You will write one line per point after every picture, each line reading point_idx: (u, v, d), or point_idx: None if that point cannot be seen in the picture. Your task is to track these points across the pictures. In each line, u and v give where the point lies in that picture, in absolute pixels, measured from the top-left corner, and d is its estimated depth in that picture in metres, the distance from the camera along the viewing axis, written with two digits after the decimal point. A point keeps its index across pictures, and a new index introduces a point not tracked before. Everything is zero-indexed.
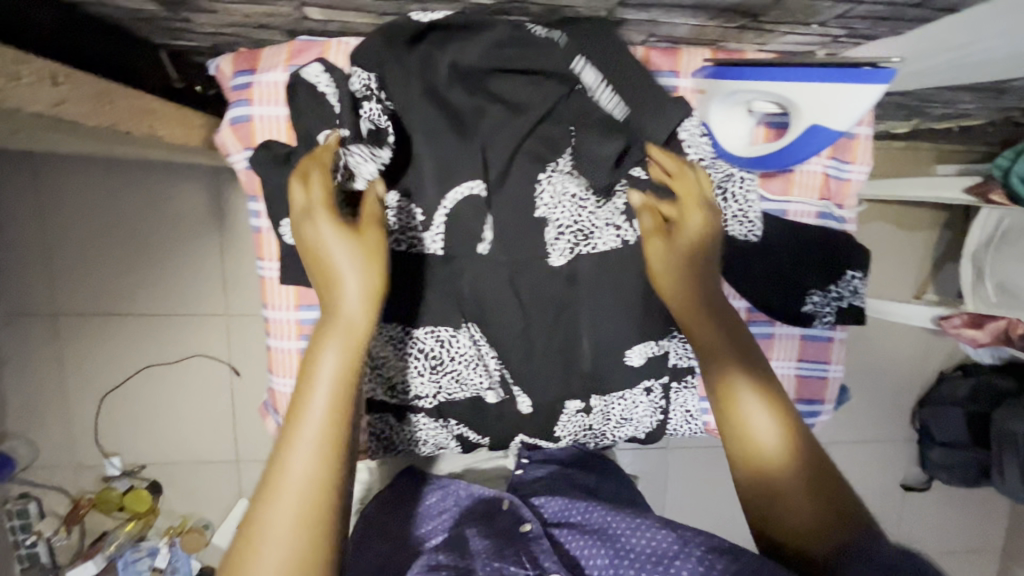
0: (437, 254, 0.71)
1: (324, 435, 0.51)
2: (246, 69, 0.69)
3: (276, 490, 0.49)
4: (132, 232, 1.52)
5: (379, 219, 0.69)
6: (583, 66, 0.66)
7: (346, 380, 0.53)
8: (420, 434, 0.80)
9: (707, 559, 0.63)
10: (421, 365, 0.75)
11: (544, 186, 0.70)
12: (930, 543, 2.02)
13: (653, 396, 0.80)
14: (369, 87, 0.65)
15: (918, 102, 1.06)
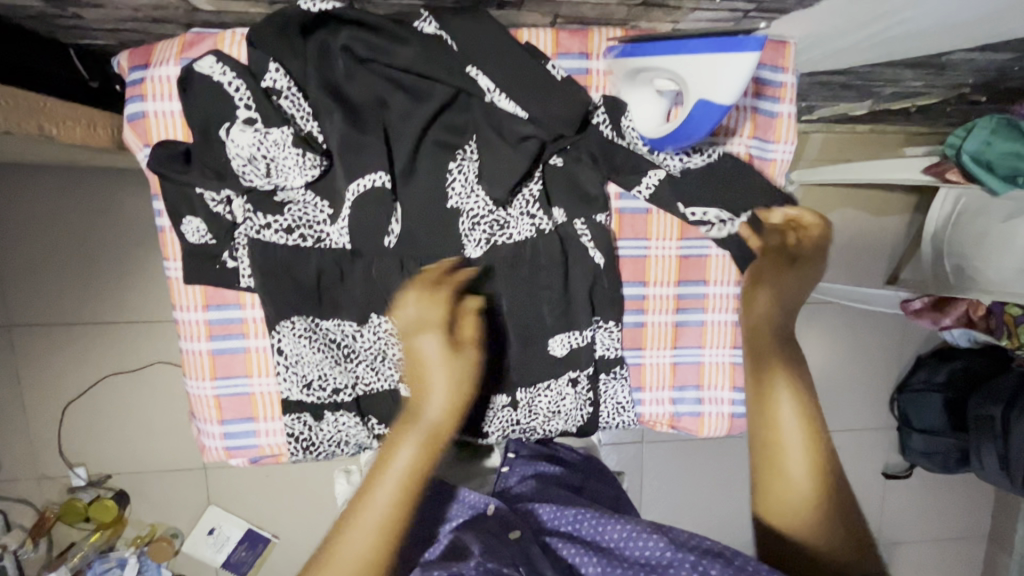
0: (344, 247, 0.69)
1: (400, 499, 0.60)
2: (140, 64, 0.67)
3: (366, 511, 0.60)
4: (86, 240, 1.51)
5: (283, 212, 0.68)
6: (477, 72, 0.65)
7: (425, 457, 0.62)
8: (336, 435, 0.75)
9: (702, 564, 0.63)
10: (335, 356, 0.73)
11: (455, 174, 0.68)
12: (914, 531, 2.00)
13: (579, 388, 0.76)
14: (280, 79, 0.64)
15: (863, 81, 1.03)
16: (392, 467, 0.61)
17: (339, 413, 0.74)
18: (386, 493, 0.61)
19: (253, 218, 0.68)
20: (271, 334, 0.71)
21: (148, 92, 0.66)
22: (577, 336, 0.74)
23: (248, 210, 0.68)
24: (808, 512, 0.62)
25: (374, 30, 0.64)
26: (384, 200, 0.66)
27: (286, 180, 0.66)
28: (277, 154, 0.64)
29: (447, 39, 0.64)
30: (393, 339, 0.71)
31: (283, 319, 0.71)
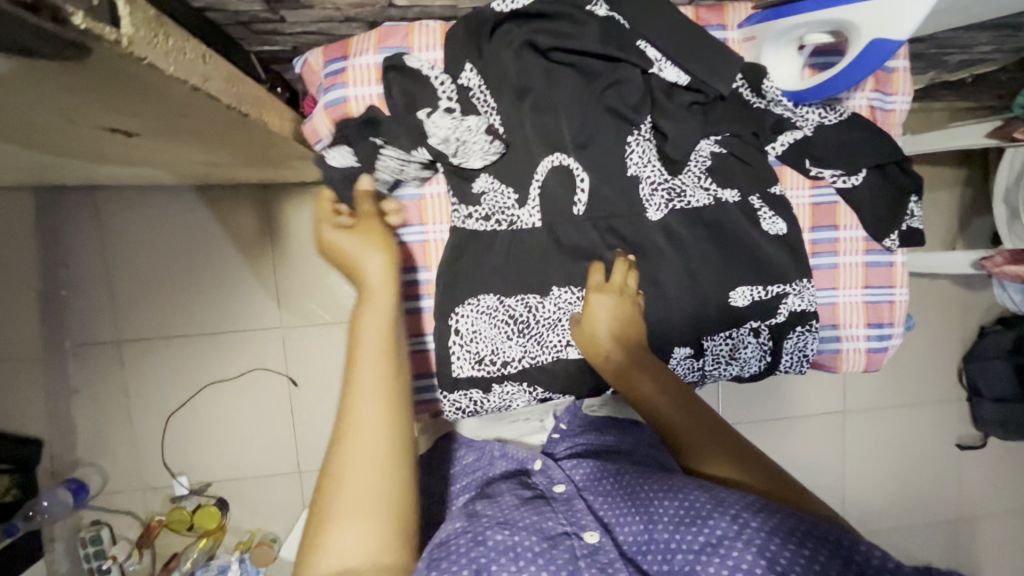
0: (534, 226, 0.79)
1: (381, 403, 0.55)
2: (339, 57, 0.76)
3: (356, 420, 0.54)
4: (193, 256, 1.61)
5: (480, 203, 0.77)
6: (646, 45, 0.75)
7: (383, 329, 0.58)
8: (500, 404, 0.82)
9: (742, 517, 0.56)
10: (509, 331, 0.79)
11: (633, 146, 0.79)
12: (990, 501, 2.01)
13: (761, 338, 0.85)
14: (474, 75, 0.74)
15: (937, 49, 1.12)
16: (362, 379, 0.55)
17: (506, 383, 0.81)
18: (369, 412, 0.54)
19: (456, 210, 0.77)
20: (450, 317, 0.78)
21: (350, 79, 0.75)
22: (761, 289, 0.83)
23: (454, 203, 0.77)
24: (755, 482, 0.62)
25: (553, 20, 0.73)
26: (566, 176, 0.79)
27: (475, 152, 0.74)
28: (469, 138, 0.73)
29: (619, 19, 0.74)
30: (572, 308, 0.80)
31: (469, 299, 0.78)
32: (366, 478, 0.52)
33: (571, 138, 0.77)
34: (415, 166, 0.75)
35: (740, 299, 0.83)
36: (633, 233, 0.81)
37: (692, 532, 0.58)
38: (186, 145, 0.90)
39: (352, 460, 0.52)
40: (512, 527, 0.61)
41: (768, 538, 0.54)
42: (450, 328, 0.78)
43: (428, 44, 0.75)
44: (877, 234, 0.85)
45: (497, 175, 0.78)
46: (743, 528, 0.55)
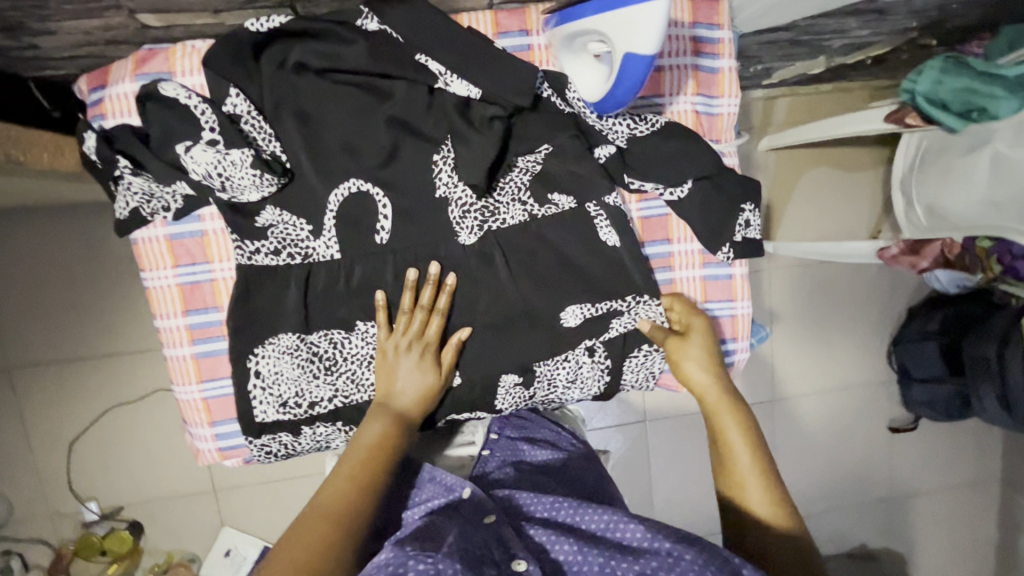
0: (333, 258, 0.74)
1: (354, 462, 0.65)
2: (98, 85, 0.69)
3: (321, 491, 0.62)
4: (79, 271, 1.44)
5: (267, 237, 0.72)
6: (426, 59, 0.68)
7: (393, 434, 0.68)
8: (317, 444, 0.79)
9: (678, 550, 0.59)
10: (314, 371, 0.75)
11: (440, 167, 0.73)
12: (924, 483, 1.97)
13: (596, 357, 0.81)
14: (240, 102, 0.68)
15: (810, 36, 1.06)
16: (357, 437, 0.68)
17: (316, 425, 0.77)
18: (338, 481, 0.63)
19: (240, 247, 0.72)
20: (247, 360, 0.74)
21: (107, 110, 0.68)
22: (594, 308, 0.78)
23: (234, 239, 0.72)
24: (755, 499, 0.68)
25: (321, 39, 0.67)
26: (365, 203, 0.73)
27: (244, 185, 0.68)
28: (233, 173, 0.66)
29: (392, 34, 0.67)
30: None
31: (265, 338, 0.74)
32: (330, 492, 0.62)
33: (364, 162, 0.72)
34: (170, 202, 0.69)
35: (570, 320, 0.79)
36: (445, 259, 0.76)
37: (628, 560, 0.60)
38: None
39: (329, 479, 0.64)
40: (436, 555, 0.58)
41: (699, 571, 0.57)
42: (249, 371, 0.74)
43: (190, 67, 0.68)
44: (710, 246, 0.79)
45: (285, 207, 0.72)
46: (679, 561, 0.58)
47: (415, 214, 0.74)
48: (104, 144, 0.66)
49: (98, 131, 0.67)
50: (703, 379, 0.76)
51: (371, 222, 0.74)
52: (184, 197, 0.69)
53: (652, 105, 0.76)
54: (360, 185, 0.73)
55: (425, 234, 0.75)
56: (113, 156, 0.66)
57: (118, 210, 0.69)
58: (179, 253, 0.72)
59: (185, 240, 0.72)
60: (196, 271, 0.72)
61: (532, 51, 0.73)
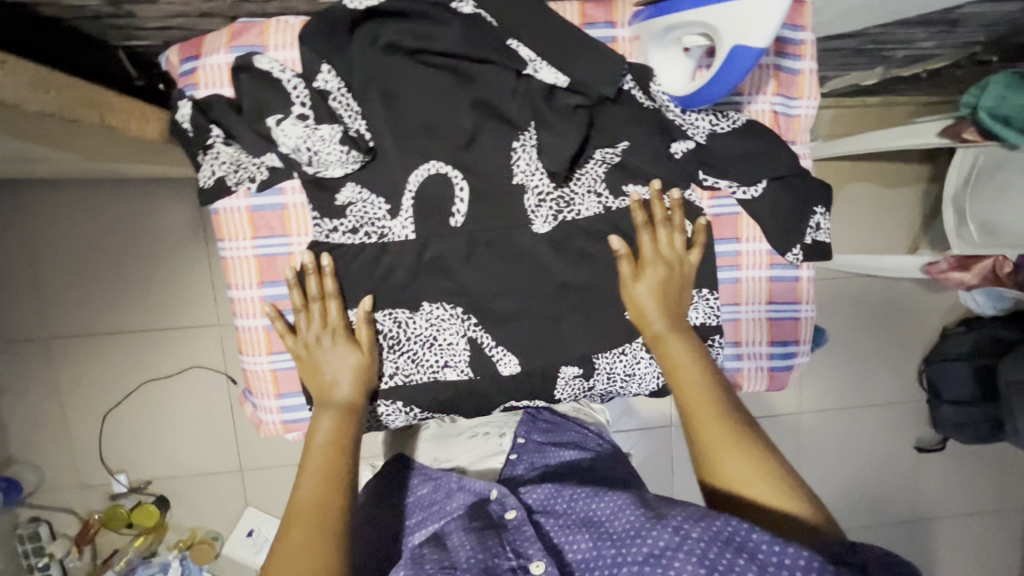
0: (408, 238, 0.74)
1: (319, 460, 0.66)
2: (191, 55, 0.70)
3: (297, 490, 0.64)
4: (122, 245, 1.45)
5: (346, 215, 0.73)
6: (517, 45, 0.69)
7: (343, 422, 0.70)
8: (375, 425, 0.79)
9: (683, 527, 0.56)
10: (380, 347, 0.76)
11: (519, 154, 0.73)
12: (947, 505, 1.95)
13: None
14: (331, 79, 0.69)
15: (876, 44, 1.06)
16: (313, 438, 0.69)
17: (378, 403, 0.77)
18: (309, 482, 0.65)
19: (319, 224, 0.73)
20: None
21: (201, 80, 0.69)
22: None
23: (315, 214, 0.73)
24: (739, 483, 0.63)
25: (414, 20, 0.68)
26: (442, 186, 0.74)
27: (332, 160, 0.69)
28: (322, 148, 0.68)
29: (485, 17, 0.68)
30: (445, 325, 0.77)
31: None
32: (303, 493, 0.63)
33: (446, 145, 0.73)
34: (256, 172, 0.70)
35: None
36: (515, 246, 0.76)
37: (636, 543, 0.58)
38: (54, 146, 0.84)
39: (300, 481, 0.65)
40: (455, 572, 0.61)
41: (705, 551, 0.54)
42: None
43: (284, 42, 0.69)
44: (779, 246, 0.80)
45: (365, 184, 0.73)
46: (685, 538, 0.55)
47: (491, 199, 0.75)
48: (199, 113, 0.67)
49: (192, 100, 0.68)
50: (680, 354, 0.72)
51: (447, 206, 0.75)
52: (269, 169, 0.70)
53: (731, 103, 0.77)
54: (428, 167, 0.73)
55: (499, 220, 0.75)
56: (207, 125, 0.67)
57: (204, 179, 0.70)
58: (259, 224, 0.72)
59: (266, 212, 0.72)
60: (274, 243, 0.73)
61: (616, 43, 0.74)
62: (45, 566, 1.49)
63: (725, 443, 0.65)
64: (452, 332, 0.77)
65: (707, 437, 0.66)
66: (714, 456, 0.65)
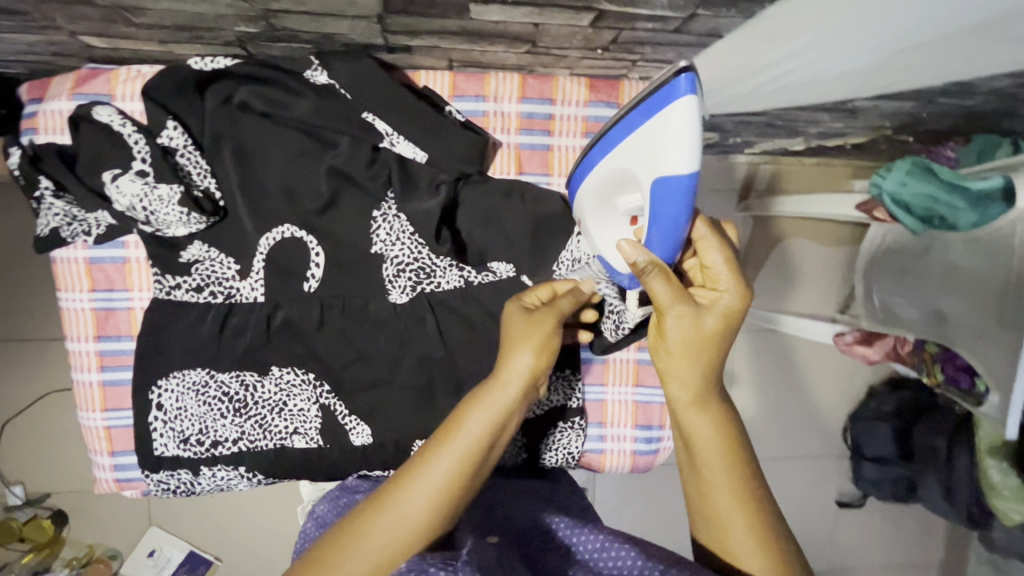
0: (257, 301, 0.72)
1: (460, 459, 0.51)
2: (36, 98, 0.67)
3: (428, 468, 0.50)
4: None
5: (190, 273, 0.70)
6: (374, 118, 0.67)
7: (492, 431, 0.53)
8: (215, 488, 0.76)
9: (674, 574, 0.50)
10: (221, 411, 0.73)
11: (379, 223, 0.72)
12: (866, 560, 1.92)
13: (511, 434, 0.77)
14: (176, 136, 0.66)
15: (785, 121, 1.06)
16: (466, 422, 0.53)
17: (216, 467, 0.74)
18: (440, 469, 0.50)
19: (161, 280, 0.70)
20: (150, 392, 0.72)
21: (40, 126, 0.66)
22: None
23: (156, 271, 0.70)
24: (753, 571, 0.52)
25: (269, 86, 0.66)
26: (297, 249, 0.72)
27: (171, 220, 0.66)
28: (159, 208, 0.65)
29: (340, 88, 0.66)
30: (295, 390, 0.74)
31: (171, 373, 0.72)
32: (435, 475, 0.50)
33: (299, 209, 0.70)
34: (92, 226, 0.67)
35: None
36: (372, 315, 0.75)
37: None
38: None
39: (434, 457, 0.51)
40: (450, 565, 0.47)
41: None
42: (151, 403, 0.72)
43: (133, 92, 0.67)
44: None
45: (213, 243, 0.70)
46: None
47: (346, 263, 0.73)
48: (26, 162, 0.64)
49: (24, 147, 0.65)
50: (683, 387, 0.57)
51: (298, 268, 0.72)
52: (108, 223, 0.67)
53: None
54: (279, 232, 0.71)
55: (355, 289, 0.74)
56: (34, 176, 0.64)
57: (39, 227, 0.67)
58: (99, 278, 0.69)
59: (105, 265, 0.69)
60: (114, 297, 0.70)
61: (487, 117, 0.73)
62: None
63: (741, 518, 0.54)
64: (302, 400, 0.74)
65: (719, 496, 0.55)
66: (733, 541, 0.54)
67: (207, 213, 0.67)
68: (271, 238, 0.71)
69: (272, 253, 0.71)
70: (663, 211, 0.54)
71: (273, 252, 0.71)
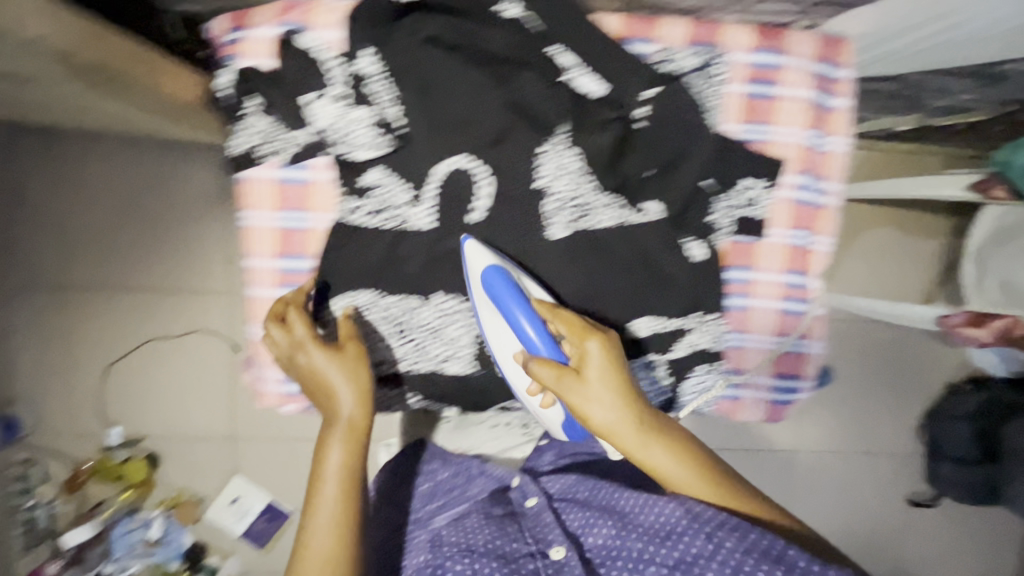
0: (426, 228, 0.75)
1: (337, 510, 0.66)
2: (237, 27, 0.72)
3: (316, 534, 0.65)
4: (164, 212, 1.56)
5: (370, 196, 0.74)
6: (559, 52, 0.71)
7: (352, 451, 0.69)
8: (374, 406, 0.81)
9: (716, 535, 0.59)
10: (387, 331, 0.77)
11: (544, 157, 0.73)
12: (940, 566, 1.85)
13: (655, 373, 0.82)
14: (370, 63, 0.70)
15: (915, 91, 1.05)
16: (329, 462, 0.68)
17: (379, 384, 0.79)
18: (325, 533, 0.65)
19: (344, 201, 0.74)
20: (324, 307, 0.77)
21: (244, 51, 0.71)
22: (663, 323, 0.80)
23: (341, 192, 0.74)
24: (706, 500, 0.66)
25: (461, 19, 0.70)
26: (465, 180, 0.74)
27: (366, 141, 0.72)
28: (355, 130, 0.71)
29: (529, 22, 0.71)
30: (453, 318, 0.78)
31: (341, 292, 0.76)
32: (323, 534, 0.65)
33: (472, 142, 0.73)
34: (288, 146, 0.73)
35: (639, 330, 0.80)
36: (528, 250, 0.77)
37: (665, 545, 0.63)
38: (109, 104, 0.90)
39: (319, 511, 0.66)
40: (473, 555, 0.71)
41: (740, 561, 0.56)
42: (323, 320, 0.76)
43: (329, 22, 0.71)
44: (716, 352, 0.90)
45: (391, 170, 0.73)
46: (718, 547, 0.59)
47: (509, 197, 0.75)
48: (240, 81, 0.69)
49: (236, 69, 0.71)
50: (605, 411, 0.65)
51: (462, 200, 0.75)
52: (301, 144, 0.72)
53: (761, 132, 0.76)
54: (454, 159, 0.73)
55: (515, 223, 0.76)
56: (246, 93, 0.70)
57: (235, 148, 0.72)
58: (289, 197, 0.75)
59: (292, 186, 0.74)
60: (299, 215, 0.75)
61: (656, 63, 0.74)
62: (33, 507, 1.59)
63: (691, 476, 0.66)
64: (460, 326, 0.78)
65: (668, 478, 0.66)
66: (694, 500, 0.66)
67: (395, 138, 0.72)
68: (445, 167, 0.73)
69: (445, 182, 0.74)
70: (504, 298, 0.70)
71: (445, 181, 0.74)
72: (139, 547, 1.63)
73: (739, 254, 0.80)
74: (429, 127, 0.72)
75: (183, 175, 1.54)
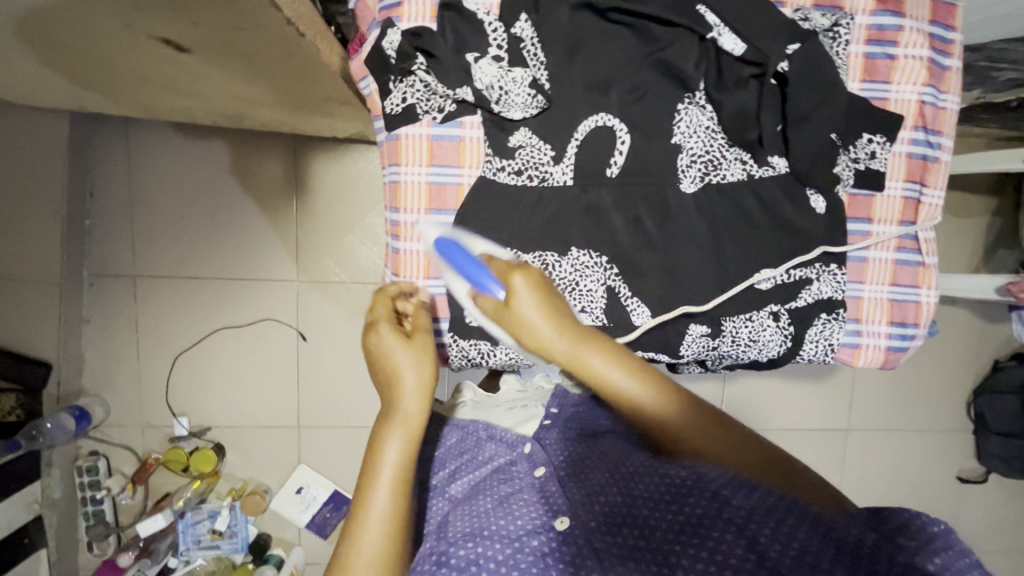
0: (567, 184, 0.80)
1: (393, 504, 0.68)
2: None
3: (365, 528, 0.66)
4: (231, 199, 1.57)
5: (514, 157, 0.79)
6: (706, 11, 0.76)
7: (407, 448, 0.69)
8: (509, 357, 0.85)
9: (722, 494, 0.64)
10: None
11: (682, 114, 0.80)
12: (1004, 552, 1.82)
13: (780, 322, 0.85)
14: (526, 30, 0.75)
15: (990, 64, 1.10)
16: (383, 457, 0.68)
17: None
18: (376, 531, 0.66)
19: (490, 161, 0.79)
20: None
21: (406, 14, 0.76)
22: (788, 273, 0.83)
23: (489, 151, 0.79)
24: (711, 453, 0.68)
25: None
26: (607, 137, 0.79)
27: (519, 102, 0.75)
28: (512, 88, 0.74)
29: None
30: (588, 271, 0.81)
31: None
32: (375, 530, 0.66)
33: (615, 100, 0.78)
34: (444, 104, 0.78)
35: (764, 282, 0.83)
36: (662, 202, 0.82)
37: (671, 508, 0.65)
38: (245, 77, 0.95)
39: (370, 509, 0.67)
40: (479, 539, 0.69)
41: (746, 515, 0.62)
42: None
43: None
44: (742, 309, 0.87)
45: (536, 132, 0.79)
46: (725, 506, 0.63)
47: (647, 152, 0.80)
48: (408, 39, 0.73)
49: (401, 30, 0.74)
50: (553, 335, 0.66)
51: (604, 155, 0.79)
52: (455, 103, 0.78)
53: (881, 89, 0.82)
54: (597, 118, 0.78)
55: (651, 177, 0.81)
56: (413, 51, 0.74)
57: (391, 105, 0.77)
58: (441, 154, 0.79)
59: (444, 142, 0.80)
60: (449, 170, 0.80)
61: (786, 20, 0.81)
62: (101, 498, 1.57)
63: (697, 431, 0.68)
64: (595, 283, 0.81)
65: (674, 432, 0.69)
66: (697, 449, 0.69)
67: (545, 98, 0.76)
68: (593, 123, 0.79)
69: (590, 142, 0.79)
70: (462, 261, 0.71)
71: (591, 139, 0.79)
72: (205, 539, 1.57)
73: (858, 207, 0.86)
74: (576, 86, 0.77)
75: (255, 165, 1.56)
